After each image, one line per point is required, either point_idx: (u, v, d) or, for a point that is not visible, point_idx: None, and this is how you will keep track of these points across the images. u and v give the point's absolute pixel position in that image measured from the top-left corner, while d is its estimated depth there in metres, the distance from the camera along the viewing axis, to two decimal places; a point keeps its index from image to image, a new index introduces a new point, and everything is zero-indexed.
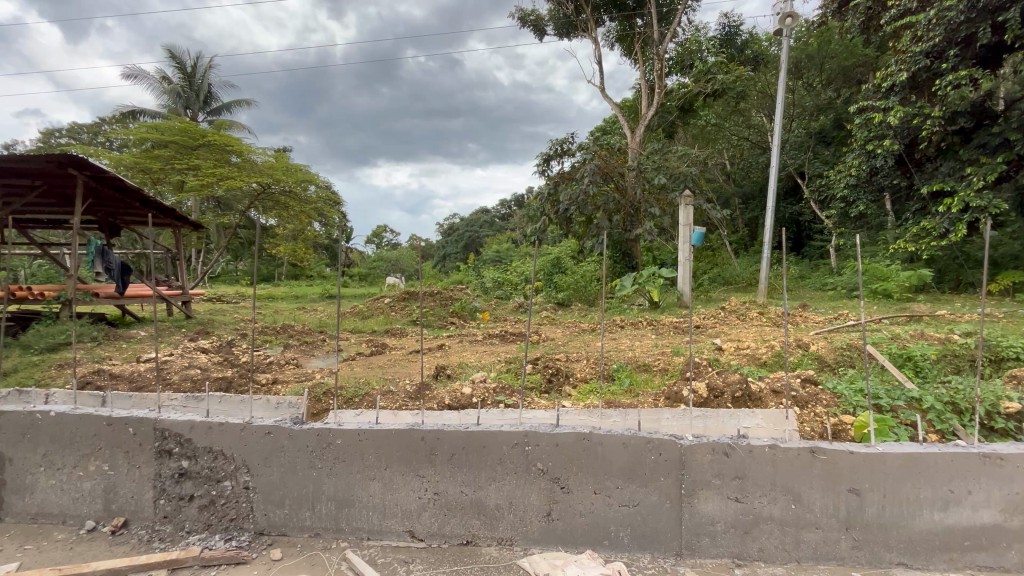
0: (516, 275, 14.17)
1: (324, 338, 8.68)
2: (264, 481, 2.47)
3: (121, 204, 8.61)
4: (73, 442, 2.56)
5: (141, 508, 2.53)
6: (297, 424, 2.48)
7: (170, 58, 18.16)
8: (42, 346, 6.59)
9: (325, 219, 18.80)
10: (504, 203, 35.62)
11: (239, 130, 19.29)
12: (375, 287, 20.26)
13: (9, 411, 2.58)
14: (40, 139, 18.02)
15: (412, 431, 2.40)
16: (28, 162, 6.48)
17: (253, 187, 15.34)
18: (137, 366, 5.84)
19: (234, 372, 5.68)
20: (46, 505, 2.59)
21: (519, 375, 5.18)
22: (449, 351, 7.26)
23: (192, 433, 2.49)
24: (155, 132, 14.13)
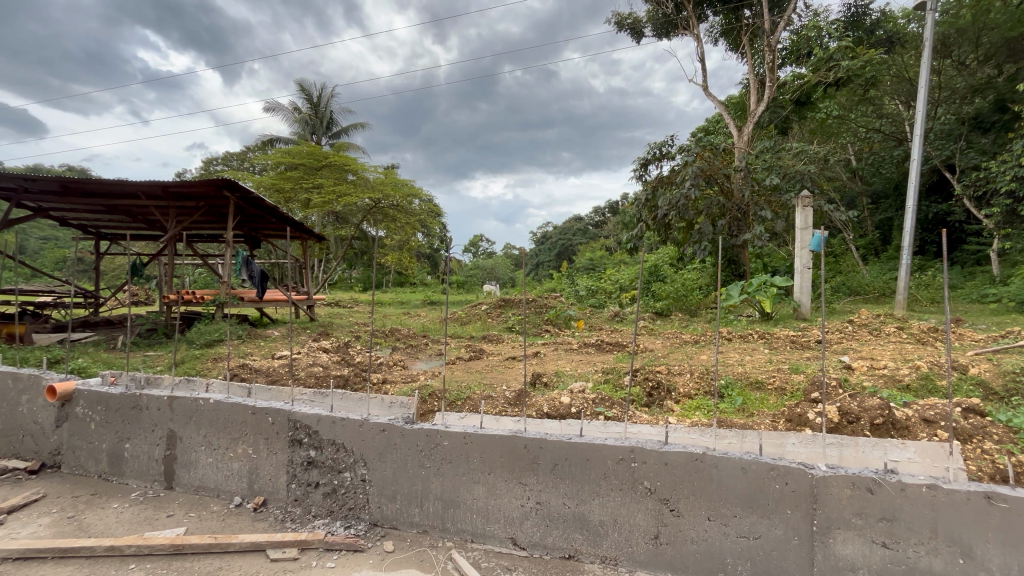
0: (612, 284, 13.83)
1: (427, 342, 9.18)
2: (378, 475, 2.64)
3: (262, 220, 9.86)
4: (226, 426, 2.95)
5: (278, 490, 2.84)
6: (408, 423, 2.62)
7: (300, 91, 20.60)
8: (201, 342, 7.78)
9: (426, 230, 19.96)
10: (599, 210, 34.94)
11: (355, 151, 21.27)
12: (473, 295, 21.02)
13: (180, 397, 3.05)
14: (203, 167, 21.41)
15: (515, 437, 2.42)
16: (193, 187, 7.68)
17: (366, 202, 16.84)
18: (272, 363, 6.63)
19: (349, 371, 6.22)
20: (205, 480, 3.01)
21: (617, 387, 5.00)
22: (545, 358, 7.27)
23: (319, 425, 2.74)
24: (287, 156, 16.06)
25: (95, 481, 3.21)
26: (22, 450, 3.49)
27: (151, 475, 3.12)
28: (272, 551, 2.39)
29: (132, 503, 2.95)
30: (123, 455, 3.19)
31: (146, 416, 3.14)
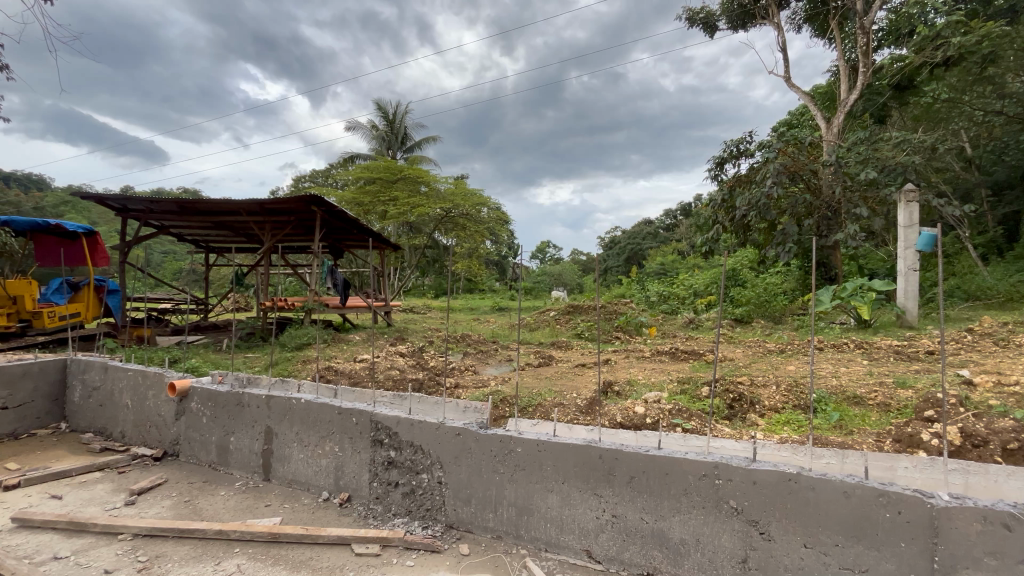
0: (685, 289, 13.25)
1: (496, 348, 9.31)
2: (453, 478, 2.70)
3: (344, 231, 10.52)
4: (315, 424, 3.16)
5: (361, 487, 2.99)
6: (482, 428, 2.66)
7: (377, 109, 21.87)
8: (292, 345, 8.46)
9: (495, 237, 20.32)
10: (670, 212, 33.62)
11: (427, 163, 22.18)
12: (542, 301, 21.02)
13: (276, 395, 3.31)
14: (293, 185, 23.36)
15: (589, 447, 2.37)
16: (285, 203, 8.38)
17: (438, 212, 17.49)
18: (354, 366, 7.04)
19: (424, 375, 6.45)
20: (297, 474, 3.24)
21: (695, 398, 4.75)
22: (616, 366, 7.10)
23: (398, 427, 2.86)
24: (366, 171, 17.08)
25: (206, 470, 3.58)
26: (149, 439, 3.96)
27: (252, 466, 3.42)
28: (356, 546, 2.51)
29: (236, 491, 3.25)
30: (228, 448, 3.52)
31: (248, 412, 3.45)
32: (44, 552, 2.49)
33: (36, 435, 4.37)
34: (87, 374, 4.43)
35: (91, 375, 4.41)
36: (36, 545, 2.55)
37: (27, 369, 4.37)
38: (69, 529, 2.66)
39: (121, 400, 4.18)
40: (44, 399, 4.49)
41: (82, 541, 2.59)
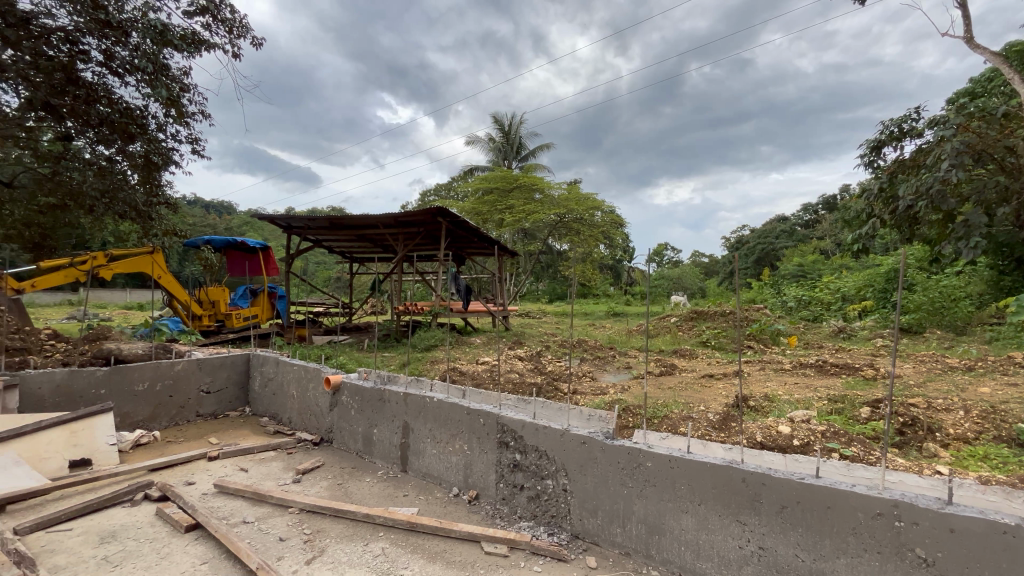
0: (832, 292, 11.61)
1: (614, 355, 9.06)
2: (579, 486, 2.65)
3: (466, 239, 11.10)
4: (446, 423, 3.35)
5: (488, 487, 3.09)
6: (608, 438, 2.58)
7: (494, 122, 22.82)
8: (422, 346, 9.15)
9: (609, 240, 19.91)
10: (810, 206, 29.89)
11: (541, 171, 22.52)
12: (659, 305, 20.07)
13: (411, 394, 3.59)
14: (421, 199, 25.38)
15: (730, 468, 2.16)
16: (414, 216, 9.11)
17: (553, 218, 17.66)
18: (476, 368, 7.37)
19: (542, 379, 6.51)
20: (430, 469, 3.46)
21: (853, 420, 4.09)
22: (749, 378, 6.45)
23: (523, 431, 2.90)
24: (484, 182, 17.88)
25: (354, 457, 4.00)
26: (309, 425, 4.56)
27: (392, 457, 3.74)
28: (485, 544, 2.59)
29: (380, 479, 3.57)
30: (372, 439, 3.90)
31: (388, 408, 3.79)
32: (236, 515, 2.97)
33: (229, 415, 5.29)
34: (264, 366, 5.24)
35: (267, 369, 5.21)
36: (231, 508, 3.06)
37: (222, 361, 5.30)
38: (254, 499, 3.15)
39: (289, 390, 4.87)
40: (234, 386, 5.41)
41: (263, 509, 3.04)
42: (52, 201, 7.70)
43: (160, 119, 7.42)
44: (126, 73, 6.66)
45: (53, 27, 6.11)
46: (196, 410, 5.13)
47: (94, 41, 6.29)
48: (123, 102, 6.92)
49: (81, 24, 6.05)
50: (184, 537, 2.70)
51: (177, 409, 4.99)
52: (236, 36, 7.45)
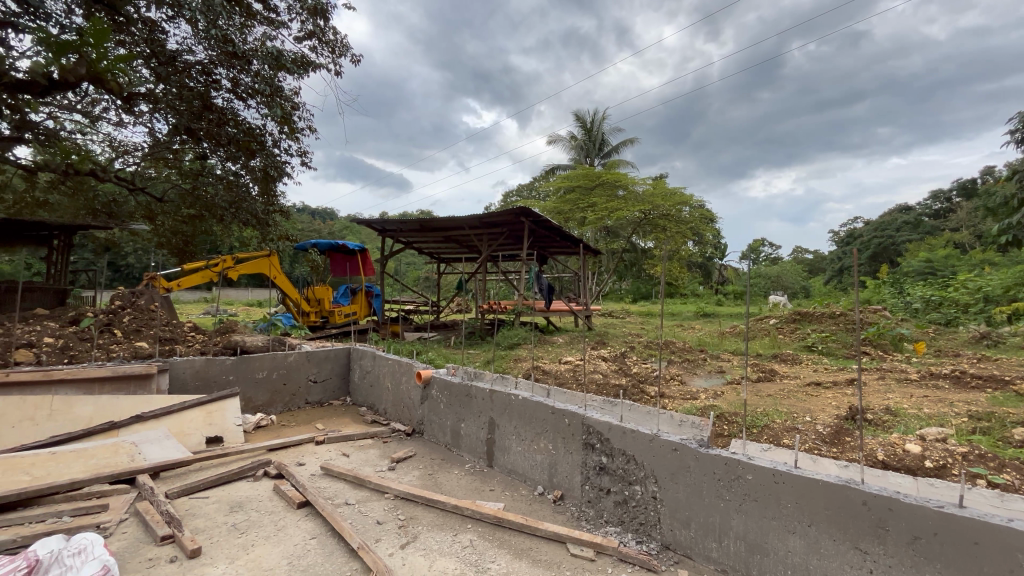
0: (971, 292, 10.01)
1: (704, 358, 8.57)
2: (671, 495, 2.53)
3: (548, 239, 11.10)
4: (531, 421, 3.38)
5: (574, 488, 3.06)
6: (702, 446, 2.43)
7: (575, 120, 22.56)
8: (506, 344, 9.32)
9: (698, 236, 18.85)
10: (941, 193, 26.02)
11: (625, 167, 21.86)
12: (755, 306, 18.65)
13: (497, 391, 3.66)
14: (503, 200, 25.85)
15: (850, 488, 1.93)
16: (499, 216, 9.29)
17: (636, 215, 17.14)
18: (559, 367, 7.34)
19: (627, 381, 6.32)
20: (516, 466, 3.50)
21: (1003, 442, 3.49)
22: (865, 388, 5.76)
23: (610, 433, 2.84)
24: (566, 181, 17.75)
25: (443, 450, 4.17)
26: (402, 417, 4.83)
27: (478, 452, 3.84)
28: (572, 546, 2.56)
29: (467, 473, 3.69)
30: (460, 433, 4.03)
31: (475, 403, 3.89)
32: (340, 497, 3.22)
33: (332, 404, 5.77)
34: (362, 360, 5.65)
35: (365, 362, 5.61)
36: (335, 490, 3.33)
37: (327, 354, 5.80)
38: (354, 482, 3.40)
39: (384, 383, 5.20)
40: (336, 377, 5.89)
41: (362, 493, 3.27)
42: (191, 213, 8.92)
43: (275, 136, 8.27)
44: (248, 98, 7.52)
45: (194, 62, 7.08)
46: (305, 397, 5.66)
47: (224, 71, 7.18)
48: (246, 122, 7.84)
49: (213, 57, 6.92)
50: (296, 512, 2.99)
51: (290, 396, 5.54)
52: (337, 56, 8.10)
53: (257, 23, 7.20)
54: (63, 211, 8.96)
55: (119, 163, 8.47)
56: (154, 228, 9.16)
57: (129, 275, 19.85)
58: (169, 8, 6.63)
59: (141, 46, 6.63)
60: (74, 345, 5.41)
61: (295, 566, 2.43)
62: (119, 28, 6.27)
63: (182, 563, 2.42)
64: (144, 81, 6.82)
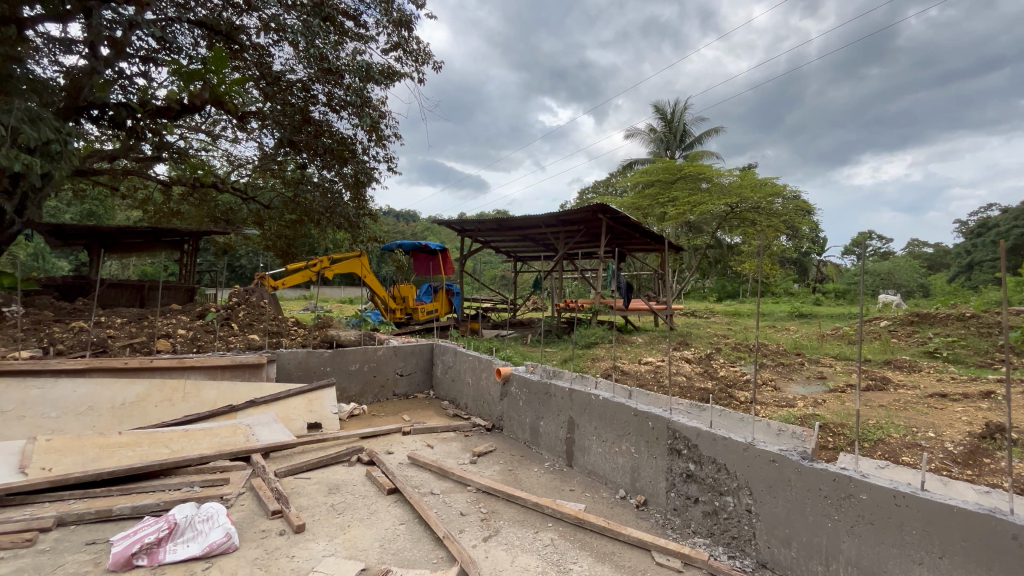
0: None
1: (801, 362, 7.87)
2: (768, 510, 2.34)
3: (626, 235, 10.79)
4: (612, 422, 3.30)
5: (658, 494, 2.94)
6: (806, 459, 2.22)
7: (655, 111, 21.70)
8: (583, 342, 9.22)
9: (793, 230, 17.34)
10: None
11: (709, 158, 20.63)
12: (861, 306, 16.81)
13: (577, 390, 3.62)
14: (579, 198, 25.56)
15: (995, 520, 1.66)
16: (576, 214, 9.19)
17: (722, 208, 16.11)
18: (639, 368, 7.09)
19: (713, 385, 5.96)
20: (596, 467, 3.43)
21: None
22: (1005, 402, 4.96)
23: (698, 439, 2.69)
24: (645, 175, 17.08)
25: (522, 446, 4.20)
26: (482, 412, 4.93)
27: (558, 451, 3.83)
28: (657, 554, 2.47)
29: (547, 471, 3.69)
30: (539, 430, 4.04)
31: (554, 402, 3.88)
32: (426, 486, 3.36)
33: (417, 397, 6.06)
34: (444, 355, 5.88)
35: (447, 358, 5.82)
36: (421, 479, 3.49)
37: (412, 349, 6.11)
38: (439, 473, 3.54)
39: (465, 378, 5.35)
40: (420, 371, 6.19)
41: (446, 484, 3.39)
42: (293, 218, 9.81)
43: (365, 144, 8.83)
44: (341, 109, 8.12)
45: (295, 80, 7.79)
46: (393, 389, 5.99)
47: (321, 86, 7.82)
48: (340, 133, 8.47)
49: (312, 74, 7.57)
50: (387, 498, 3.17)
51: (379, 388, 5.89)
52: (420, 64, 8.47)
53: (349, 39, 7.73)
54: (192, 219, 10.24)
55: (234, 176, 9.56)
56: (262, 232, 10.19)
57: (242, 275, 22.23)
58: (275, 34, 7.37)
59: (252, 70, 7.57)
60: (200, 337, 6.16)
61: (387, 549, 2.57)
62: (235, 55, 7.48)
63: (289, 536, 2.66)
64: (254, 100, 7.66)
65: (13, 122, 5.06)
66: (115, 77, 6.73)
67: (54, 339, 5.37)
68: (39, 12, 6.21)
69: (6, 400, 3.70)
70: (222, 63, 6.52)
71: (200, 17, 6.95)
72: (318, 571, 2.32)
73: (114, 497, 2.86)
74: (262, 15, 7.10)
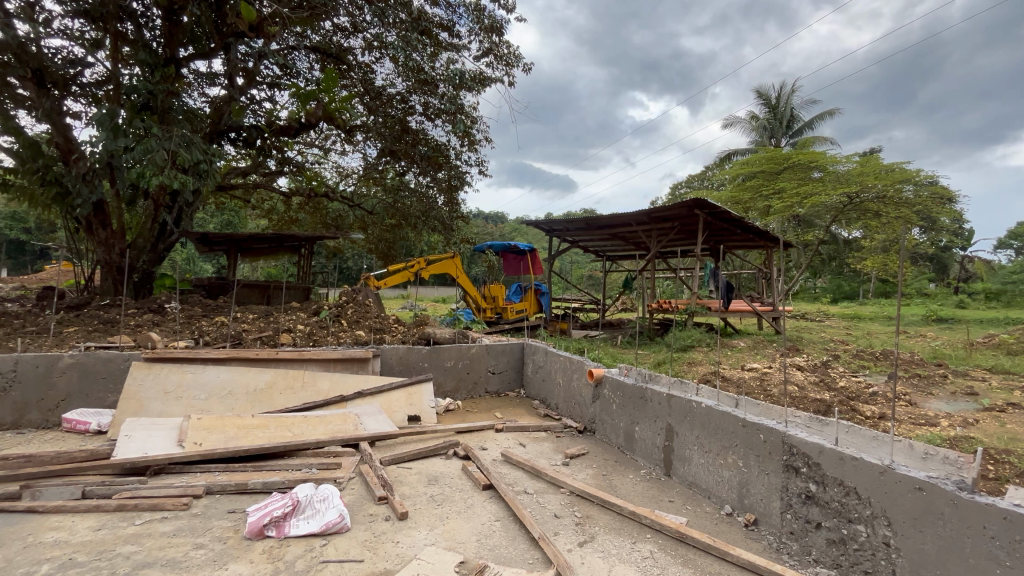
0: None
1: (944, 374, 6.76)
2: (912, 545, 2.01)
3: (726, 231, 10.06)
4: (716, 432, 3.08)
5: (771, 515, 2.68)
6: (964, 491, 1.88)
7: (758, 97, 20.01)
8: (678, 345, 8.75)
9: (929, 221, 15.01)
10: None
11: (822, 144, 18.55)
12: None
13: (677, 397, 3.44)
14: (671, 194, 24.40)
15: None
16: (670, 210, 8.74)
17: (839, 200, 14.41)
18: (742, 375, 6.54)
19: (833, 397, 5.31)
20: (698, 479, 3.22)
21: None
22: None
23: (821, 457, 2.41)
24: (746, 166, 15.77)
25: (616, 451, 4.07)
26: (574, 413, 4.87)
27: (654, 458, 3.66)
28: None
29: (643, 479, 3.54)
30: (634, 436, 3.89)
31: (650, 407, 3.72)
32: (520, 484, 3.39)
33: (508, 395, 6.16)
34: (535, 355, 5.91)
35: (538, 357, 5.84)
36: (514, 476, 3.52)
37: (503, 348, 6.23)
38: (532, 473, 3.55)
39: (556, 378, 5.33)
40: (511, 370, 6.28)
41: (540, 484, 3.39)
42: (393, 223, 10.48)
43: (458, 150, 9.17)
44: (436, 118, 8.52)
45: (395, 93, 8.31)
46: (485, 386, 6.15)
47: (417, 96, 8.26)
48: (435, 141, 8.85)
49: (410, 86, 8.03)
50: (482, 494, 3.25)
51: (472, 384, 6.07)
52: (510, 67, 8.59)
53: (444, 50, 8.07)
54: (308, 226, 11.35)
55: (343, 185, 10.46)
56: (366, 236, 11.02)
57: (349, 276, 24.28)
58: (377, 51, 7.94)
59: (358, 87, 8.22)
60: (316, 332, 6.80)
61: (484, 544, 2.62)
62: (344, 75, 8.21)
63: (394, 522, 2.81)
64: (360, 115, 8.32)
65: (172, 146, 5.98)
66: (247, 103, 7.68)
67: (202, 331, 6.26)
68: (191, 52, 7.28)
69: (169, 382, 4.35)
70: (333, 82, 7.23)
71: (314, 42, 7.76)
72: (420, 559, 2.42)
73: (249, 472, 3.25)
74: (366, 35, 7.71)
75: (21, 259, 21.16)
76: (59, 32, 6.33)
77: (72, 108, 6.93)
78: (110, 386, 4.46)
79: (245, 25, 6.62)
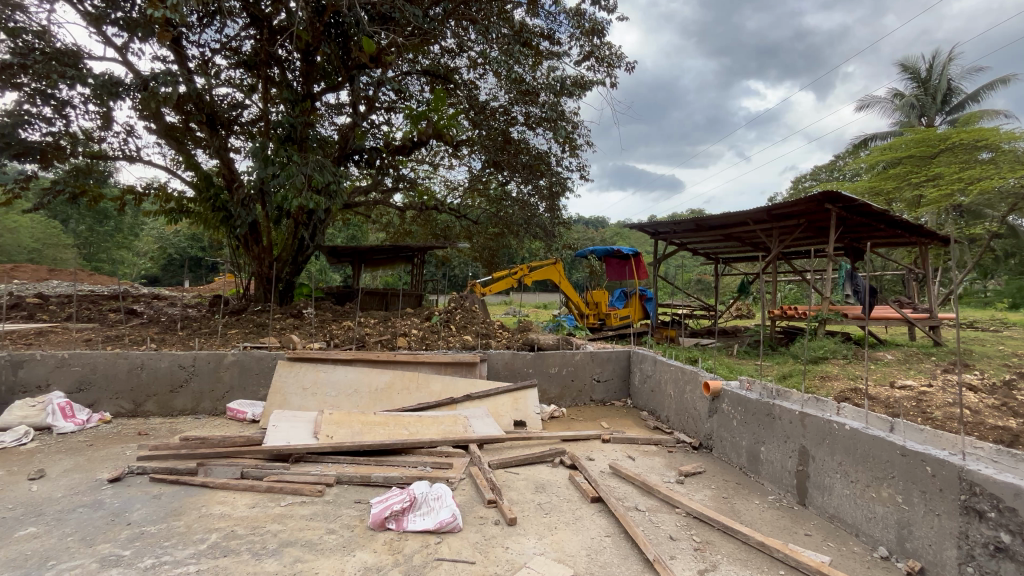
0: None
1: None
2: None
3: (867, 227, 8.79)
4: (865, 460, 2.66)
5: (943, 564, 2.23)
6: None
7: (902, 71, 17.34)
8: (807, 357, 7.78)
9: None
10: None
11: (992, 118, 15.46)
12: None
13: (812, 416, 3.04)
14: (793, 189, 22.05)
15: None
16: (794, 206, 7.85)
17: (1018, 184, 11.84)
18: (892, 393, 5.61)
19: (1022, 426, 4.30)
20: (843, 512, 2.80)
21: None
22: None
23: (1016, 501, 1.96)
24: (889, 151, 13.66)
25: (738, 472, 3.71)
26: (687, 427, 4.55)
27: (785, 484, 3.26)
28: None
29: (771, 506, 3.18)
30: (759, 457, 3.52)
31: (779, 426, 3.34)
32: (631, 500, 3.23)
33: (614, 404, 5.98)
34: (643, 363, 5.65)
35: (646, 366, 5.59)
36: (624, 491, 3.37)
37: (609, 356, 6.06)
38: (643, 489, 3.37)
39: (666, 390, 5.03)
40: (617, 378, 6.08)
41: (652, 501, 3.20)
42: (496, 231, 10.81)
43: (558, 156, 9.21)
44: (537, 126, 8.63)
45: (498, 106, 8.57)
46: (590, 395, 6.02)
47: (520, 107, 8.46)
48: (536, 149, 8.97)
49: (512, 97, 8.27)
50: (591, 505, 3.16)
51: (577, 392, 5.98)
52: (612, 68, 8.41)
53: (544, 59, 8.18)
54: (420, 237, 12.16)
55: (450, 198, 11.04)
56: (472, 245, 11.51)
57: (455, 283, 25.59)
58: (481, 68, 8.30)
59: (464, 103, 8.63)
60: (428, 337, 7.21)
61: (594, 560, 2.53)
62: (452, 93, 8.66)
63: (503, 527, 2.85)
64: (466, 130, 8.74)
65: (308, 171, 6.79)
66: (369, 127, 8.49)
67: (332, 334, 6.98)
68: (323, 87, 8.22)
69: (306, 379, 4.89)
70: (442, 101, 7.72)
71: (425, 66, 8.34)
72: (529, 568, 2.41)
73: (372, 466, 3.52)
74: (471, 53, 8.11)
75: (198, 273, 25.49)
76: (226, 81, 7.54)
77: (234, 144, 8.20)
78: (262, 381, 5.15)
79: (367, 57, 7.30)
